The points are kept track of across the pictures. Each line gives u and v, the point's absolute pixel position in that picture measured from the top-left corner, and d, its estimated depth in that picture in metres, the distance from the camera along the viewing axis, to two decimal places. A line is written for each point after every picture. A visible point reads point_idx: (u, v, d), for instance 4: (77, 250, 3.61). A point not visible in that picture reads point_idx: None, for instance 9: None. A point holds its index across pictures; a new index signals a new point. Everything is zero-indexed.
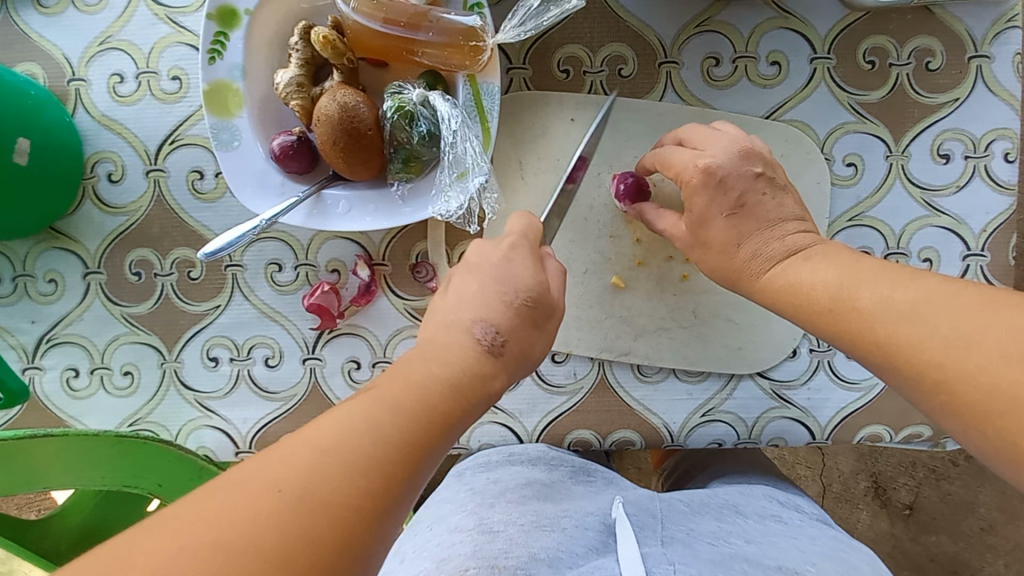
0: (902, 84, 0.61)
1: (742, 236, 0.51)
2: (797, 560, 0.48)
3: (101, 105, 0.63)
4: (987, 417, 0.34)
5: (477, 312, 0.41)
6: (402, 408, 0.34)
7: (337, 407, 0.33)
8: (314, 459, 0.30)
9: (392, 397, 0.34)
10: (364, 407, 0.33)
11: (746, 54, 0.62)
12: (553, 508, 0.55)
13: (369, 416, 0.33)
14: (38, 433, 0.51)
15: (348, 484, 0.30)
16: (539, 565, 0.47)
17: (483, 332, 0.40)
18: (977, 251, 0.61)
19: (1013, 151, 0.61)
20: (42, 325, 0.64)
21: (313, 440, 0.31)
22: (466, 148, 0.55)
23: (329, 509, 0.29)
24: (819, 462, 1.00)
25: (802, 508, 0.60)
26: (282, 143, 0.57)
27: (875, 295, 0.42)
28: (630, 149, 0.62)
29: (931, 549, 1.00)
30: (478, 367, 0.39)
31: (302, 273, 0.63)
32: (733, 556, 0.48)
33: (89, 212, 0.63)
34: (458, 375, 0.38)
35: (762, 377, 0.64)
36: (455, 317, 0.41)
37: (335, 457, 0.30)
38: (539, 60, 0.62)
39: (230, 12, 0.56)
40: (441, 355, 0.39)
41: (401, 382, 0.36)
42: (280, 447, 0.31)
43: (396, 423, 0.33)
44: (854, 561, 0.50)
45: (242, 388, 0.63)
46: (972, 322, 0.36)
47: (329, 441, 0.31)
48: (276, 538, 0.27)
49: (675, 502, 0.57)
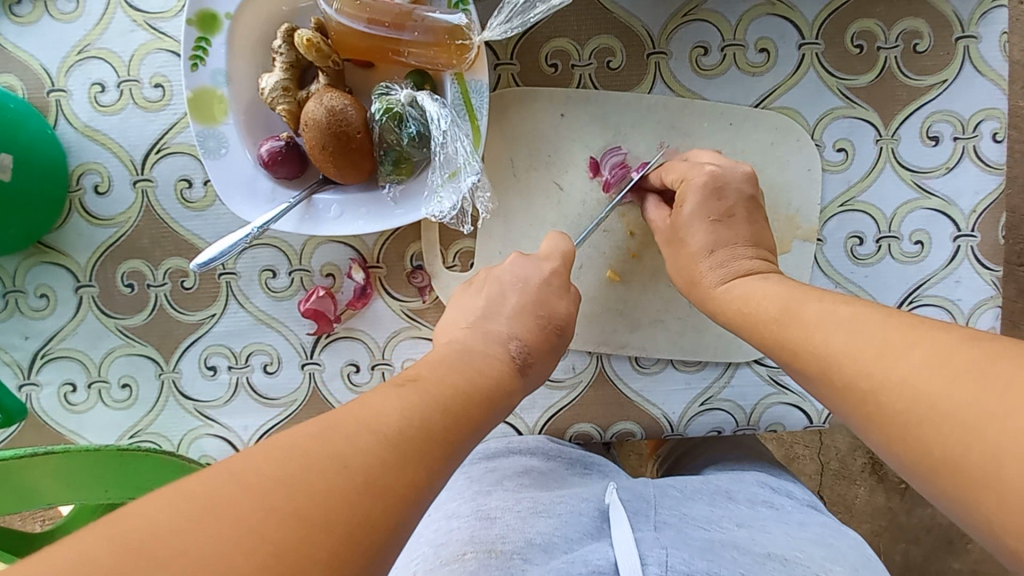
0: (890, 68, 0.61)
1: (715, 244, 0.53)
2: (785, 546, 0.50)
3: (82, 116, 0.62)
4: (908, 425, 0.34)
5: (512, 330, 0.48)
6: (456, 416, 0.37)
7: (393, 399, 0.36)
8: (379, 445, 0.32)
9: (441, 398, 0.38)
10: (420, 407, 0.36)
11: (734, 42, 0.62)
12: (548, 496, 0.55)
13: (422, 418, 0.35)
14: (39, 451, 0.51)
15: (406, 472, 0.32)
16: (535, 550, 0.48)
17: (516, 351, 0.47)
18: (967, 231, 0.62)
19: (1001, 131, 0.61)
20: (36, 341, 0.63)
21: (376, 426, 0.33)
22: (457, 147, 0.55)
23: (386, 492, 0.31)
24: (816, 441, 1.02)
25: (794, 493, 0.60)
26: (271, 149, 0.56)
27: (832, 315, 0.43)
28: (621, 141, 0.62)
29: (926, 521, 1.02)
30: (504, 384, 0.43)
31: (296, 278, 0.63)
32: (723, 543, 0.50)
33: (77, 225, 0.63)
34: (486, 390, 0.41)
35: (759, 364, 0.64)
36: (492, 330, 0.48)
37: (396, 446, 0.32)
38: (527, 56, 0.62)
39: (210, 17, 0.55)
40: (473, 366, 0.43)
41: (444, 385, 0.39)
42: (345, 428, 0.32)
43: (444, 423, 0.36)
44: (843, 546, 0.51)
45: (242, 395, 0.63)
46: (901, 338, 0.37)
47: (391, 430, 0.33)
48: (345, 515, 0.29)
49: (666, 488, 0.57)
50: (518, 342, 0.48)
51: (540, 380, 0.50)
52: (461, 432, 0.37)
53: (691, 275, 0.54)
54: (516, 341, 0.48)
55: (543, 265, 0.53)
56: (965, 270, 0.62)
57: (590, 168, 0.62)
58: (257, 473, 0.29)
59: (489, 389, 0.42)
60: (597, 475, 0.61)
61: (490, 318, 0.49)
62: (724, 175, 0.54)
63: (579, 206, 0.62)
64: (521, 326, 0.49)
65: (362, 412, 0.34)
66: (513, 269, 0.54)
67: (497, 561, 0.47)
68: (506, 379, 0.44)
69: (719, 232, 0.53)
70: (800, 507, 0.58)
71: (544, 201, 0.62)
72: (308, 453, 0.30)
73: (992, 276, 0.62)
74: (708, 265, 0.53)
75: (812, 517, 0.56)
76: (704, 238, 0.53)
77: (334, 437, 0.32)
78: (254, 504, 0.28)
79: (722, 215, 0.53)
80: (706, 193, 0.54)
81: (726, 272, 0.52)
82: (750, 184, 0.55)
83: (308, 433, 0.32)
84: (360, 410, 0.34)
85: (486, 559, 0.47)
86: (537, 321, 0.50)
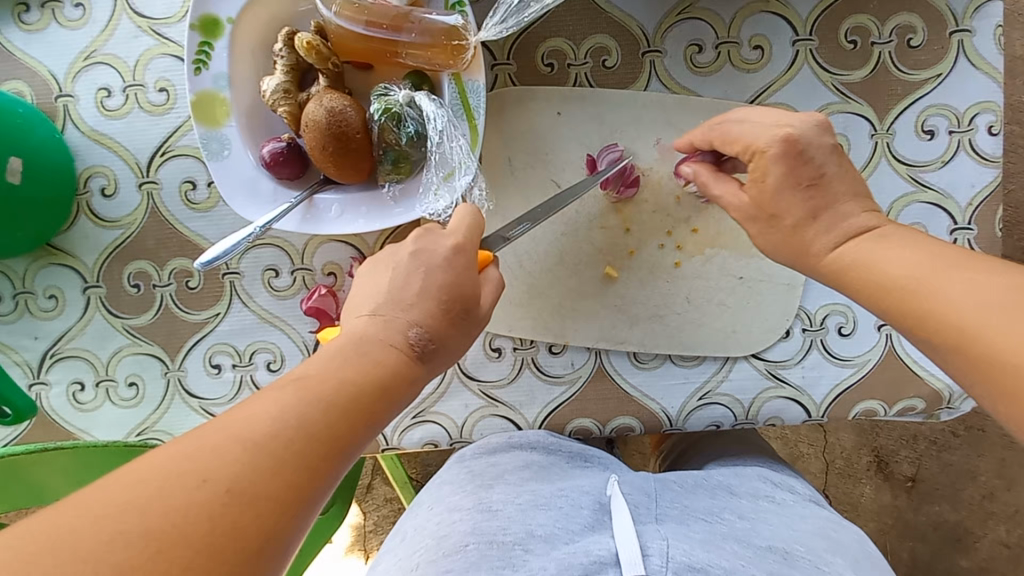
0: (884, 63, 0.62)
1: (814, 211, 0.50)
2: (786, 538, 0.51)
3: (89, 120, 0.63)
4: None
5: (413, 317, 0.44)
6: (338, 404, 0.37)
7: (269, 401, 0.36)
8: (243, 454, 0.33)
9: (320, 394, 0.37)
10: (297, 405, 0.36)
11: (728, 39, 0.62)
12: (551, 489, 0.56)
13: (298, 414, 0.35)
14: (51, 447, 0.52)
15: (281, 477, 0.33)
16: (535, 541, 0.50)
17: (416, 337, 0.43)
18: (964, 224, 0.62)
19: (996, 124, 0.61)
20: (45, 341, 0.64)
21: (243, 434, 0.34)
22: (454, 147, 0.56)
23: (254, 502, 0.32)
24: (821, 439, 1.02)
25: (797, 488, 0.61)
26: (272, 150, 0.58)
27: (944, 286, 0.42)
28: (618, 138, 0.63)
29: (933, 519, 1.01)
30: (409, 365, 0.42)
31: (298, 277, 0.64)
32: (725, 535, 0.51)
33: (85, 227, 0.64)
34: (382, 381, 0.40)
35: (757, 358, 0.64)
36: (392, 317, 0.44)
37: (264, 456, 0.33)
38: (523, 55, 0.63)
39: (212, 22, 0.56)
40: (372, 354, 0.41)
41: (327, 379, 0.38)
42: (211, 441, 0.33)
43: (320, 422, 0.36)
44: (843, 539, 0.54)
45: (247, 393, 0.64)
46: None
47: (260, 437, 0.34)
48: (206, 526, 0.30)
49: (669, 482, 0.58)
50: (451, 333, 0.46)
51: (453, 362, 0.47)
52: (351, 417, 0.37)
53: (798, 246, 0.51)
54: (415, 327, 0.43)
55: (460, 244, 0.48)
56: None
57: (587, 164, 0.63)
58: (112, 500, 0.30)
59: (386, 378, 0.41)
60: (596, 467, 0.62)
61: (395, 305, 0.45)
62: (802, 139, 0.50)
63: (577, 203, 0.63)
64: (423, 313, 0.44)
65: (234, 420, 0.35)
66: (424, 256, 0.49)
67: (498, 552, 0.49)
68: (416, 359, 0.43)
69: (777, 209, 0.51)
70: (802, 502, 0.58)
71: (542, 198, 0.63)
72: (170, 471, 0.31)
73: None
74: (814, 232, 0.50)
75: (814, 512, 0.57)
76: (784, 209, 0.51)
77: (198, 451, 0.33)
78: (103, 529, 0.29)
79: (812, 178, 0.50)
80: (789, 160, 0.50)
81: (836, 236, 0.49)
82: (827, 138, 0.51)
83: (179, 450, 0.33)
84: (234, 418, 0.35)
85: (487, 550, 0.49)
86: (440, 302, 0.45)
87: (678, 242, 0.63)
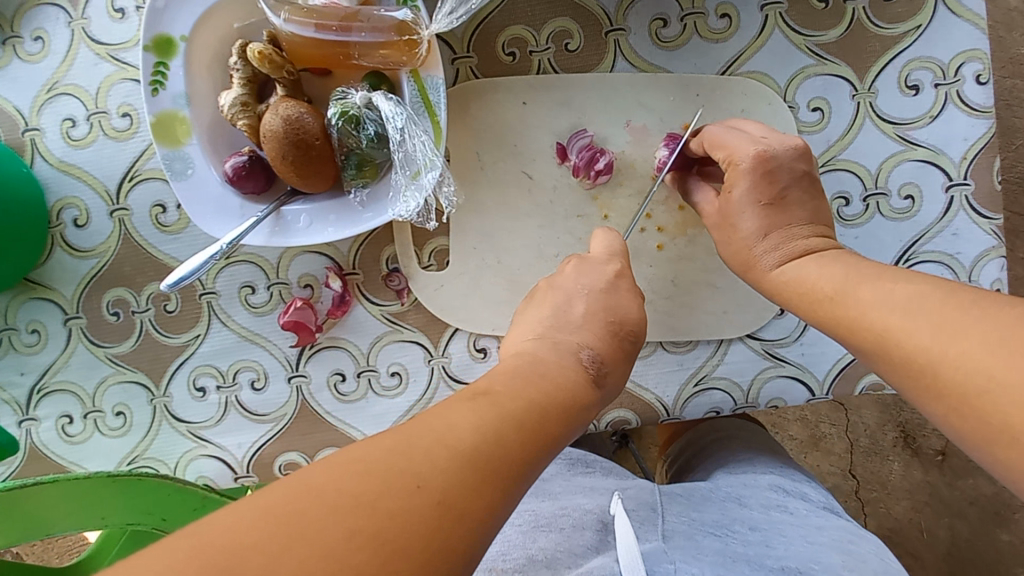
0: (859, 19, 0.59)
1: (768, 228, 0.51)
2: (801, 556, 0.48)
3: (57, 152, 0.63)
4: (965, 398, 0.33)
5: (582, 340, 0.45)
6: (529, 424, 0.34)
7: (468, 411, 0.33)
8: (455, 462, 0.30)
9: (500, 405, 0.35)
10: (496, 417, 0.33)
11: (692, 10, 0.60)
12: (551, 506, 0.55)
13: (500, 426, 0.33)
14: (31, 481, 0.51)
15: (486, 495, 0.29)
16: (537, 568, 0.49)
17: (589, 360, 0.44)
18: (959, 180, 0.59)
19: (985, 72, 0.58)
20: (31, 375, 0.64)
21: (452, 439, 0.31)
22: (416, 144, 0.54)
23: (466, 517, 0.28)
24: (843, 418, 0.98)
25: (810, 496, 0.58)
26: (234, 164, 0.57)
27: (865, 292, 0.43)
28: (587, 123, 0.61)
29: (969, 492, 0.97)
30: (581, 390, 0.41)
31: (275, 292, 0.63)
32: (736, 555, 0.48)
33: (61, 259, 0.64)
34: (568, 399, 0.39)
35: (751, 338, 0.62)
36: (560, 340, 0.45)
37: (470, 467, 0.30)
38: (483, 47, 0.61)
39: (165, 41, 0.56)
40: (549, 373, 0.40)
41: (522, 395, 0.36)
42: (420, 441, 0.30)
43: (518, 442, 0.33)
44: (862, 553, 0.49)
45: (233, 414, 0.63)
46: (962, 314, 0.36)
47: (464, 449, 0.31)
48: (423, 542, 0.27)
49: (674, 495, 0.55)
50: (596, 358, 0.44)
51: (620, 388, 0.47)
52: (535, 438, 0.34)
53: (746, 259, 0.52)
54: (587, 350, 0.44)
55: (607, 268, 0.52)
56: (962, 221, 0.59)
57: (558, 153, 0.61)
58: (301, 498, 0.27)
59: (555, 393, 0.38)
60: (600, 471, 0.61)
61: (560, 329, 0.46)
62: (775, 157, 0.51)
63: (552, 193, 0.61)
64: (586, 335, 0.46)
65: (428, 425, 0.32)
66: (571, 276, 0.51)
67: None
68: (584, 383, 0.41)
69: (773, 217, 0.51)
70: (815, 511, 0.55)
71: (516, 191, 0.62)
72: (385, 467, 0.28)
73: (992, 224, 0.59)
74: (763, 249, 0.51)
75: (829, 520, 0.54)
76: (754, 224, 0.51)
77: (410, 450, 0.30)
78: (327, 525, 0.26)
79: (773, 198, 0.51)
80: (756, 177, 0.51)
81: (782, 254, 0.50)
82: (805, 164, 0.52)
83: (382, 445, 0.30)
84: (437, 422, 0.32)
85: None
86: (590, 320, 0.47)
87: (658, 225, 0.61)
